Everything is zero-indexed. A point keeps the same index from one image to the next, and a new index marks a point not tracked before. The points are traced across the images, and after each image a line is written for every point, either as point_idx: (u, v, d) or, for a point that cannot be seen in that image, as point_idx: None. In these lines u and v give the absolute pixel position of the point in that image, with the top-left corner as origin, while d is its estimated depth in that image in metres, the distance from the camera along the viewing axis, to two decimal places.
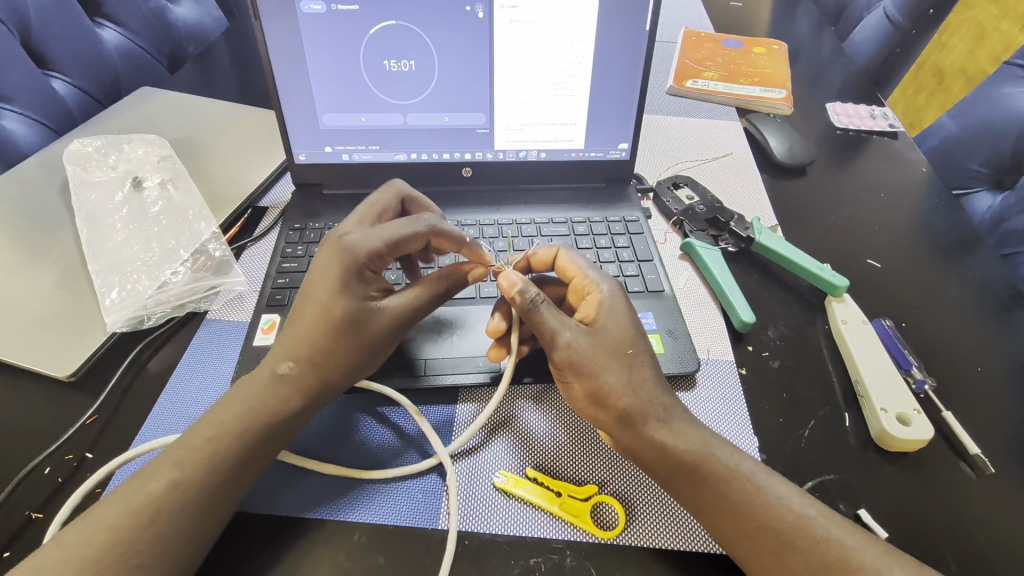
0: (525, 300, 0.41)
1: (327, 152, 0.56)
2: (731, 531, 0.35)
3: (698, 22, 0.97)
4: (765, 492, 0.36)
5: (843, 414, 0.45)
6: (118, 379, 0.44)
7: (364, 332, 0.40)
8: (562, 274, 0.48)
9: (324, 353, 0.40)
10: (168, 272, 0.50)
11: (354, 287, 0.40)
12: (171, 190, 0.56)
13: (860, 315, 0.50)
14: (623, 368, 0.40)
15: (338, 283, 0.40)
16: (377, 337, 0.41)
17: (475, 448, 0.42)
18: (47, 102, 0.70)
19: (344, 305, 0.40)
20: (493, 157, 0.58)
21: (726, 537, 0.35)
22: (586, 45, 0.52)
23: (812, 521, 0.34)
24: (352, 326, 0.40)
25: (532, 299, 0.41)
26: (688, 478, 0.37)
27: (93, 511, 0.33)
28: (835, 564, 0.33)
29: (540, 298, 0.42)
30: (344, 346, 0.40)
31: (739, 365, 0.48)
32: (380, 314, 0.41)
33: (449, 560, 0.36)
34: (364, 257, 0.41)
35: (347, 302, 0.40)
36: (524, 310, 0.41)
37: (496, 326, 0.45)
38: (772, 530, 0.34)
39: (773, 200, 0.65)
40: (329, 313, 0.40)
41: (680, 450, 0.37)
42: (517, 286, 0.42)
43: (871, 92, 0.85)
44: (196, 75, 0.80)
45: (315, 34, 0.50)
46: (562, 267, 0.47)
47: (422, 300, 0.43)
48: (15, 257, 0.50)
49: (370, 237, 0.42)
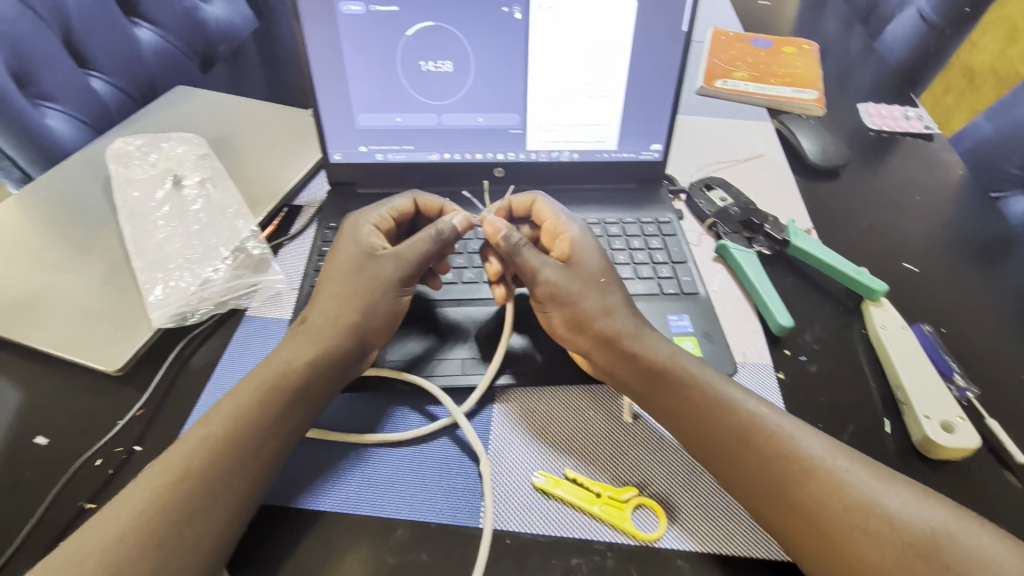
0: (509, 244, 0.46)
1: (361, 152, 0.57)
2: (721, 450, 0.39)
3: (726, 21, 0.96)
4: (819, 460, 0.37)
5: (884, 420, 0.45)
6: (162, 375, 0.45)
7: (367, 271, 0.45)
8: (538, 219, 0.52)
9: (338, 297, 0.44)
10: (210, 269, 0.51)
11: (358, 240, 0.47)
12: (210, 188, 0.57)
13: (899, 320, 0.50)
14: (596, 295, 0.45)
15: (347, 238, 0.47)
16: (379, 276, 0.45)
17: (514, 445, 0.43)
18: (87, 101, 0.72)
19: (350, 254, 0.46)
20: (525, 157, 0.58)
21: (722, 460, 0.38)
22: (622, 46, 0.52)
23: (870, 500, 0.34)
24: (355, 267, 0.45)
25: (515, 243, 0.46)
26: (728, 441, 0.38)
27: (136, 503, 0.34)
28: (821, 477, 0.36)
29: (522, 241, 0.46)
30: (351, 285, 0.44)
31: (777, 369, 0.48)
32: (381, 256, 0.46)
33: (485, 554, 0.36)
34: (369, 222, 0.49)
35: (352, 250, 0.46)
36: (509, 253, 0.46)
37: (493, 271, 0.48)
38: (827, 486, 0.35)
39: (807, 201, 0.64)
40: (340, 264, 0.46)
41: (724, 403, 0.40)
42: (501, 233, 0.46)
43: (904, 92, 0.84)
44: (228, 74, 0.82)
45: (353, 36, 0.50)
46: (537, 212, 0.52)
47: (417, 241, 0.46)
48: (63, 253, 0.51)
49: (369, 209, 0.50)
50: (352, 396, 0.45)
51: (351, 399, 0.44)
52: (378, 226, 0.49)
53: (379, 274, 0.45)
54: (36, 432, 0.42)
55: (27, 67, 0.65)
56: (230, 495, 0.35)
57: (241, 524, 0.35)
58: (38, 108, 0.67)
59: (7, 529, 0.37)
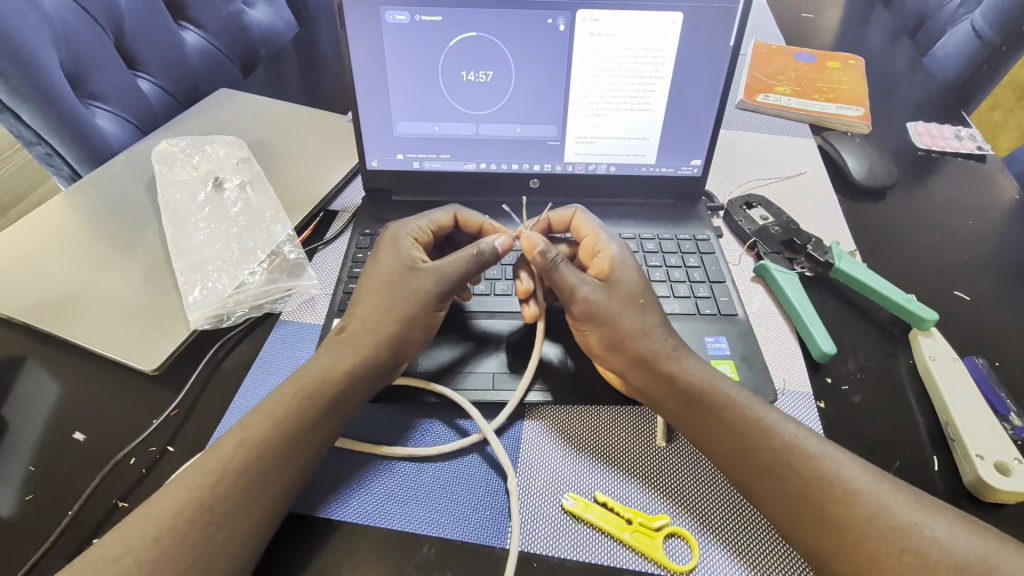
0: (545, 260, 0.45)
1: (398, 159, 0.57)
2: (758, 478, 0.37)
3: (769, 33, 0.93)
4: (861, 489, 0.35)
5: (931, 457, 0.43)
6: (197, 375, 0.46)
7: (408, 284, 0.45)
8: (576, 234, 0.51)
9: (379, 309, 0.44)
10: (246, 272, 0.52)
11: (399, 251, 0.47)
12: (249, 191, 0.58)
13: (949, 352, 0.48)
14: (635, 315, 0.44)
15: (387, 248, 0.47)
16: (418, 289, 0.44)
17: (542, 463, 0.42)
18: (134, 101, 0.74)
19: (391, 265, 0.46)
20: (562, 169, 0.58)
21: (758, 489, 0.37)
22: (667, 59, 0.51)
23: (916, 543, 0.33)
24: (394, 279, 0.45)
25: (552, 259, 0.45)
26: (773, 471, 0.37)
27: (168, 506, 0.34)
28: (867, 516, 0.34)
29: (559, 257, 0.45)
30: (391, 299, 0.44)
31: (818, 398, 0.46)
32: (421, 268, 0.45)
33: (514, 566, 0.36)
34: (409, 233, 0.48)
35: (393, 262, 0.46)
36: (545, 268, 0.45)
37: (525, 288, 0.48)
38: (877, 523, 0.34)
39: (851, 222, 0.62)
40: (381, 275, 0.46)
41: (767, 430, 0.38)
42: (538, 248, 0.45)
43: (956, 110, 0.80)
44: (269, 78, 0.83)
45: (396, 44, 0.50)
46: (576, 227, 0.51)
47: (458, 259, 0.45)
48: (107, 252, 0.52)
49: (410, 221, 0.49)
50: (383, 407, 0.45)
51: (381, 410, 0.44)
52: (418, 238, 0.49)
53: (419, 288, 0.44)
54: (75, 426, 0.43)
55: (80, 67, 0.67)
56: (261, 502, 0.35)
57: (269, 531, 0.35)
58: (88, 108, 0.69)
59: (43, 523, 0.38)
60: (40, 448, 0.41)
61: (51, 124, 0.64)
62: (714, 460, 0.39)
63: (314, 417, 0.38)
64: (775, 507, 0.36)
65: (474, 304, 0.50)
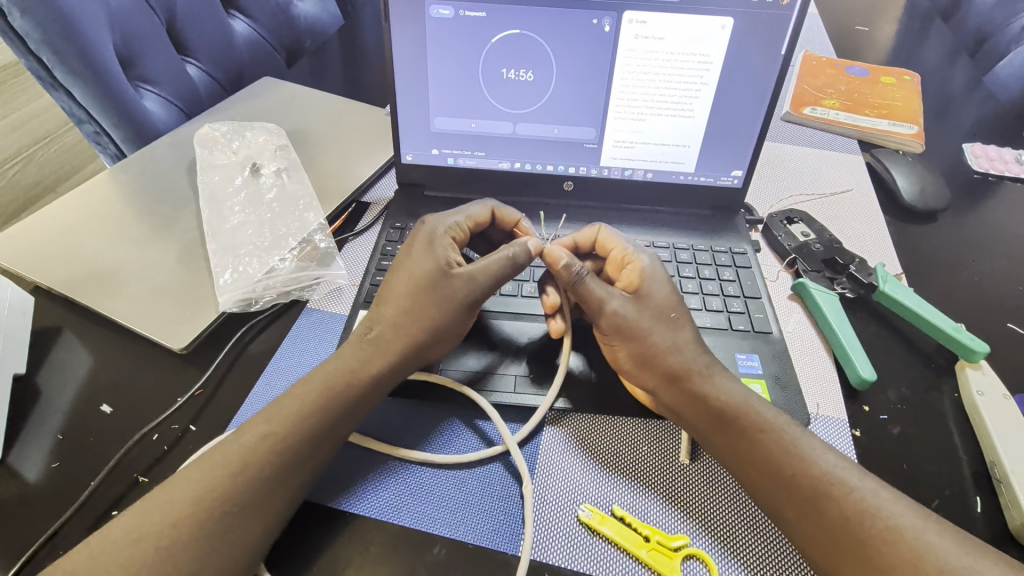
0: (571, 274, 0.44)
1: (433, 154, 0.57)
2: (790, 508, 0.35)
3: (819, 44, 0.90)
4: (903, 527, 0.33)
5: (973, 498, 0.40)
6: (223, 357, 0.46)
7: (440, 287, 0.44)
8: (601, 251, 0.50)
9: (406, 310, 0.43)
10: (277, 259, 0.52)
11: (435, 250, 0.46)
12: (285, 179, 0.59)
13: (999, 388, 0.45)
14: (666, 330, 0.43)
15: (422, 248, 0.46)
16: (450, 295, 0.44)
17: (561, 472, 0.41)
18: (181, 85, 0.75)
19: (426, 264, 0.45)
20: (597, 173, 0.57)
21: (789, 518, 0.35)
22: (714, 65, 0.49)
23: None
24: (429, 282, 0.44)
25: (577, 273, 0.44)
26: (810, 501, 0.35)
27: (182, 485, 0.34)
28: (905, 556, 0.32)
29: (585, 271, 0.44)
30: (422, 299, 0.44)
31: (853, 426, 0.44)
32: (456, 271, 0.45)
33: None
34: (445, 230, 0.48)
35: (427, 261, 0.45)
36: (571, 283, 0.44)
37: (552, 302, 0.47)
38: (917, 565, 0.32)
39: (898, 244, 0.59)
40: (414, 273, 0.45)
41: (804, 457, 0.36)
42: (563, 261, 0.44)
43: (1017, 133, 0.76)
44: (311, 68, 0.84)
45: (438, 39, 0.50)
46: (602, 244, 0.49)
47: (493, 266, 0.45)
48: (145, 230, 0.53)
49: (447, 216, 0.49)
50: (400, 401, 0.44)
51: (398, 405, 0.44)
52: (454, 237, 0.48)
53: (453, 291, 0.44)
54: (103, 400, 0.43)
55: (131, 50, 0.69)
56: (276, 489, 0.35)
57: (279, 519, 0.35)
58: (137, 89, 0.71)
59: (66, 491, 0.39)
60: (68, 417, 0.42)
61: (101, 104, 0.66)
62: (745, 484, 0.38)
63: (332, 407, 0.38)
64: (809, 539, 0.35)
65: (499, 304, 0.50)
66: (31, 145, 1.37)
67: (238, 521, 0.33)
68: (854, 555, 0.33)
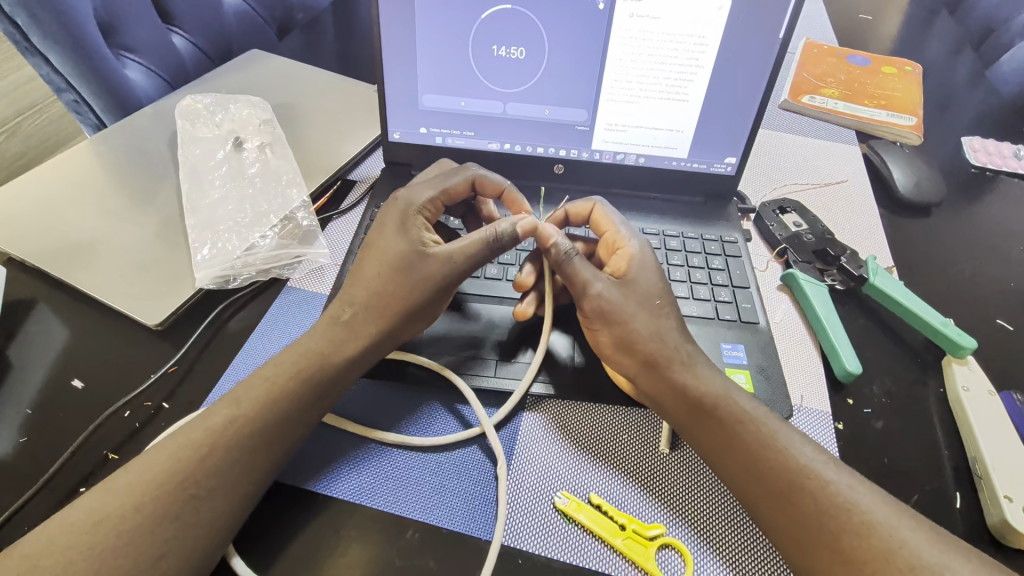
0: (558, 253, 0.43)
1: (421, 133, 0.55)
2: (765, 500, 0.35)
3: (821, 31, 0.89)
4: (879, 521, 0.33)
5: (953, 493, 0.40)
6: (199, 334, 0.45)
7: (414, 269, 0.42)
8: (595, 228, 0.49)
9: (371, 283, 0.42)
10: (257, 236, 0.51)
11: (409, 229, 0.44)
12: (268, 154, 0.57)
13: (984, 384, 0.45)
14: (650, 317, 0.42)
15: (394, 226, 0.44)
16: (426, 274, 0.42)
17: (538, 457, 0.40)
18: (166, 55, 0.73)
19: (397, 244, 0.43)
20: (589, 156, 0.55)
21: (764, 510, 0.35)
22: (710, 47, 0.48)
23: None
24: (402, 266, 0.42)
25: (565, 253, 0.43)
26: (786, 494, 0.35)
27: (147, 462, 0.34)
28: (880, 551, 0.32)
29: (573, 251, 0.43)
30: (395, 283, 0.42)
31: (836, 419, 0.44)
32: (430, 253, 0.43)
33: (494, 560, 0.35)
34: (418, 206, 0.46)
35: (399, 242, 0.43)
36: (557, 261, 0.43)
37: (526, 279, 0.47)
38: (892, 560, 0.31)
39: (892, 237, 0.58)
40: (385, 254, 0.43)
41: (782, 450, 0.36)
42: (553, 240, 0.43)
43: (1018, 128, 0.75)
44: (302, 41, 0.82)
45: (427, 12, 0.48)
46: (595, 221, 0.49)
47: (475, 241, 0.44)
48: (123, 202, 0.52)
49: (422, 190, 0.47)
50: (376, 384, 0.44)
51: (373, 386, 0.43)
52: (427, 214, 0.47)
53: (430, 275, 0.42)
54: (74, 375, 0.42)
55: (113, 17, 0.67)
56: (243, 471, 0.35)
57: (245, 498, 0.34)
58: (119, 58, 0.69)
59: (31, 468, 0.38)
60: (39, 393, 0.41)
61: (82, 73, 0.64)
62: (721, 476, 0.37)
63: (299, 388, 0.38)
64: (783, 532, 0.34)
65: (483, 288, 0.49)
66: (16, 114, 1.34)
67: (201, 503, 0.33)
68: (827, 550, 0.33)
